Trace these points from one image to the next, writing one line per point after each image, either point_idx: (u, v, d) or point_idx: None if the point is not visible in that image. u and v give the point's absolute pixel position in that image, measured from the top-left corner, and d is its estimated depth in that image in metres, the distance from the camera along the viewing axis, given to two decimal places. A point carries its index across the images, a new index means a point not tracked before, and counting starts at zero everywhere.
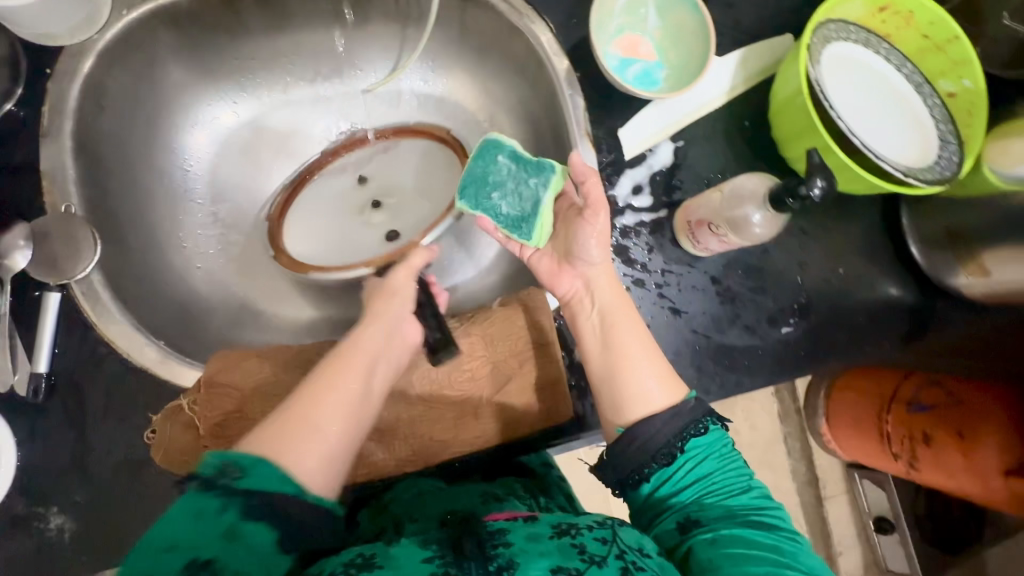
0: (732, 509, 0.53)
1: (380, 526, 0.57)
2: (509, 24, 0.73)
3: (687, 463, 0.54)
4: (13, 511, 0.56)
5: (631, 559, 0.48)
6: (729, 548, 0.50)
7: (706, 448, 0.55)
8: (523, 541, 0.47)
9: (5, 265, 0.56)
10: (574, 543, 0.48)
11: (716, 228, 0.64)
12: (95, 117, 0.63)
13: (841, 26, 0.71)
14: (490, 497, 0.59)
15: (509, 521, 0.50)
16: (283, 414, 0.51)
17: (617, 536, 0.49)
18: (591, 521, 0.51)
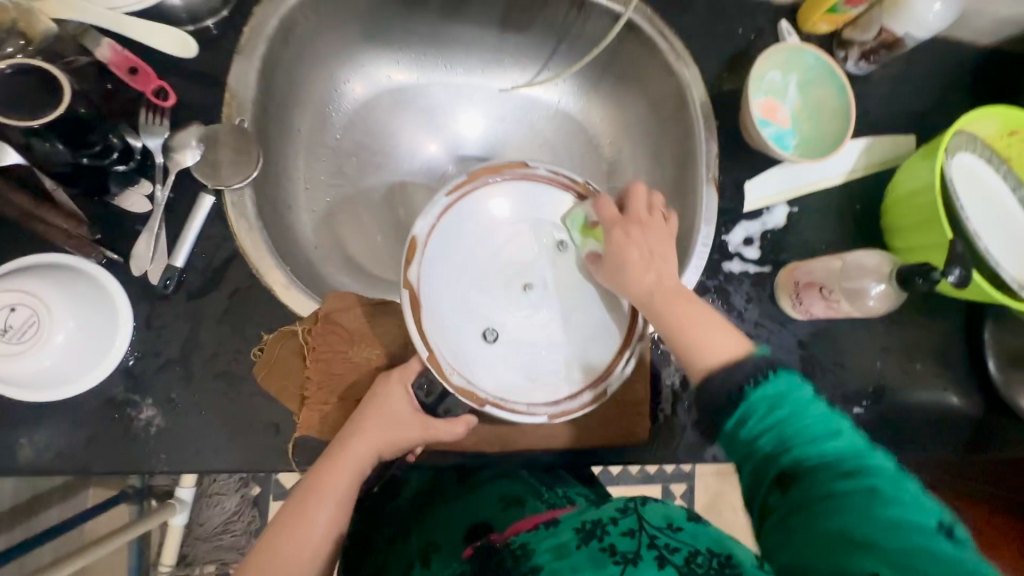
0: (843, 471, 0.42)
1: (409, 558, 0.63)
2: (665, 63, 0.78)
3: (757, 417, 0.46)
4: (109, 393, 0.56)
5: (664, 543, 0.50)
6: (821, 496, 0.42)
7: (786, 392, 0.46)
8: (552, 558, 0.51)
9: (173, 158, 0.59)
10: (603, 548, 0.50)
11: (831, 293, 0.68)
12: (281, 49, 0.67)
13: (971, 138, 0.74)
14: (508, 501, 0.64)
15: (531, 533, 0.56)
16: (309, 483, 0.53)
17: (641, 522, 0.52)
18: (614, 513, 0.55)
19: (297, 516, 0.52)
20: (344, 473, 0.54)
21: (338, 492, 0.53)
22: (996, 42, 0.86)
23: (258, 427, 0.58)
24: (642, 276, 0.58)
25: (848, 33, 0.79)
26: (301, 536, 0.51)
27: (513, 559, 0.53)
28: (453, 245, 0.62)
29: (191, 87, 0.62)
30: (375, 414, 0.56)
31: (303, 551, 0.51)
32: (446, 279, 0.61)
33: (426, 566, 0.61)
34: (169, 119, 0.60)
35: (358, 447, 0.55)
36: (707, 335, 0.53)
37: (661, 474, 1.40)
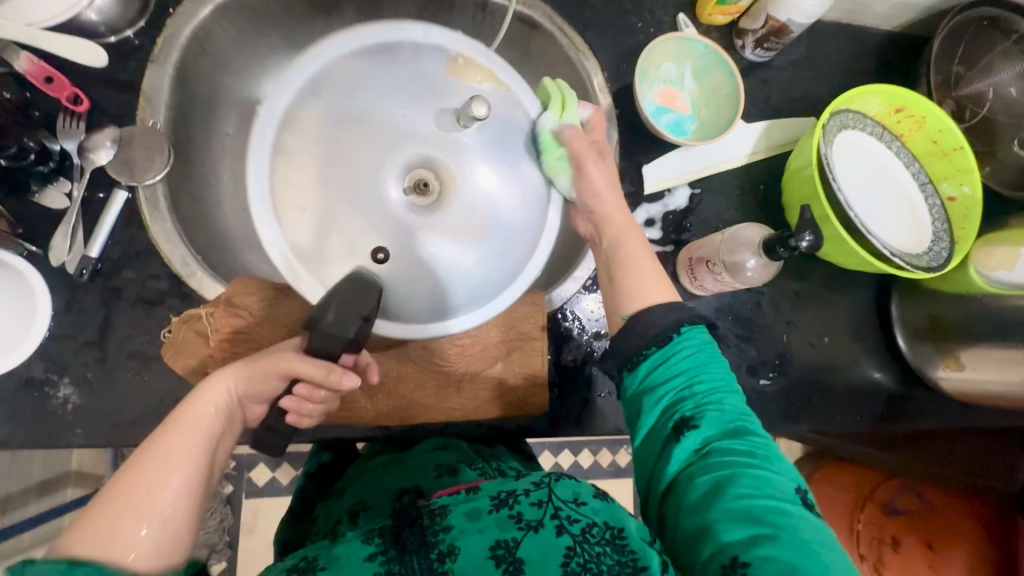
0: (732, 427, 0.53)
1: (340, 514, 0.66)
2: (567, 57, 0.82)
3: (673, 360, 0.55)
4: (29, 374, 0.61)
5: (565, 514, 0.55)
6: (698, 462, 0.52)
7: (692, 347, 0.56)
8: (463, 520, 0.56)
9: (89, 158, 0.64)
10: (511, 515, 0.55)
11: (714, 266, 0.70)
12: (197, 57, 0.73)
13: (858, 116, 0.77)
14: (442, 469, 0.67)
15: (453, 496, 0.59)
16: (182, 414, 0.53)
17: (552, 494, 0.57)
18: (528, 485, 0.58)
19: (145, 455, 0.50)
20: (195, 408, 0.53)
21: (191, 430, 0.52)
22: (895, 26, 0.90)
23: (169, 402, 0.63)
24: (611, 208, 0.67)
25: (743, 23, 0.83)
26: (145, 476, 0.48)
27: (429, 519, 0.57)
28: (352, 167, 0.72)
29: (109, 94, 0.68)
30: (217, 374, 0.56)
31: (143, 490, 0.48)
32: (322, 190, 0.69)
33: (352, 523, 0.63)
34: (87, 123, 0.66)
35: (223, 377, 0.56)
36: (632, 280, 0.62)
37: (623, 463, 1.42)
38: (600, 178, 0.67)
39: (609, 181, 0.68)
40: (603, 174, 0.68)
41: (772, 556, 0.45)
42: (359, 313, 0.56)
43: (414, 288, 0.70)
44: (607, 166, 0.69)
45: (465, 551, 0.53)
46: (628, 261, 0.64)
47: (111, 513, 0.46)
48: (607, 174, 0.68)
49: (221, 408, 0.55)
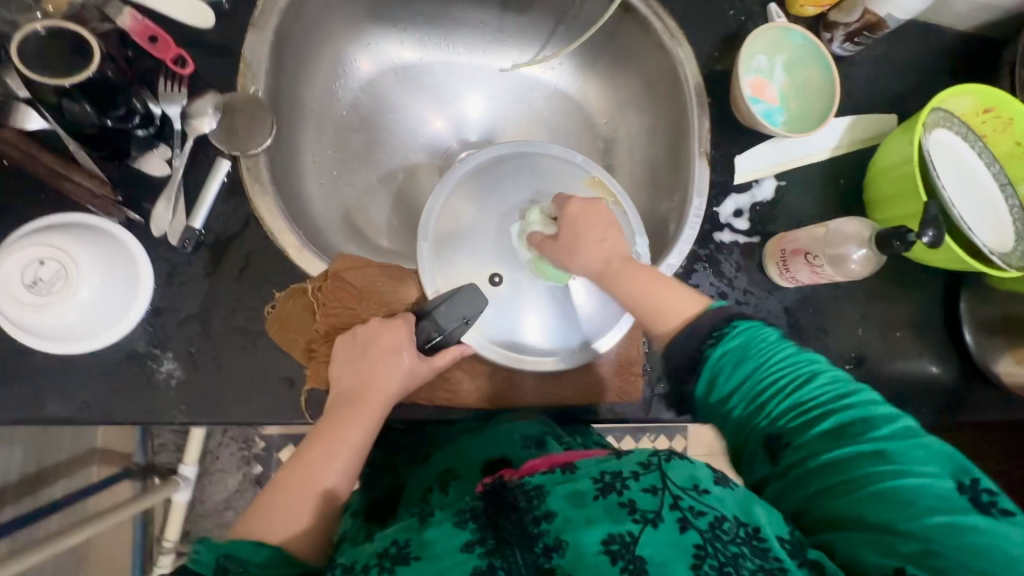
0: (842, 434, 0.49)
1: (431, 480, 0.61)
2: (659, 43, 0.81)
3: (729, 361, 0.54)
4: (131, 346, 0.59)
5: (687, 505, 0.48)
6: (813, 471, 0.49)
7: (742, 347, 0.54)
8: (567, 506, 0.49)
9: (192, 124, 0.62)
10: (621, 504, 0.49)
11: (814, 258, 0.72)
12: (292, 23, 0.70)
13: (947, 115, 0.78)
14: (529, 440, 0.62)
15: (547, 475, 0.54)
16: (350, 398, 0.57)
17: (665, 480, 0.50)
18: (636, 466, 0.52)
19: (311, 460, 0.53)
20: (359, 422, 0.56)
21: (351, 441, 0.55)
22: (973, 27, 0.90)
23: (274, 380, 0.61)
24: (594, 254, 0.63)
25: (834, 16, 0.83)
26: (315, 483, 0.53)
27: (527, 501, 0.51)
28: (494, 188, 0.72)
29: (207, 57, 0.65)
30: (373, 381, 0.58)
31: (314, 493, 0.52)
32: (467, 207, 0.70)
33: (443, 492, 0.58)
34: (187, 88, 0.63)
35: (381, 365, 0.58)
36: (662, 296, 0.59)
37: (653, 450, 1.41)
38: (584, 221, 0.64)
39: (598, 224, 0.63)
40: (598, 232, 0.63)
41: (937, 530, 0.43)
42: (461, 313, 0.63)
43: (518, 320, 0.69)
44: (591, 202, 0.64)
45: (574, 544, 0.47)
46: (641, 289, 0.60)
47: (284, 509, 0.51)
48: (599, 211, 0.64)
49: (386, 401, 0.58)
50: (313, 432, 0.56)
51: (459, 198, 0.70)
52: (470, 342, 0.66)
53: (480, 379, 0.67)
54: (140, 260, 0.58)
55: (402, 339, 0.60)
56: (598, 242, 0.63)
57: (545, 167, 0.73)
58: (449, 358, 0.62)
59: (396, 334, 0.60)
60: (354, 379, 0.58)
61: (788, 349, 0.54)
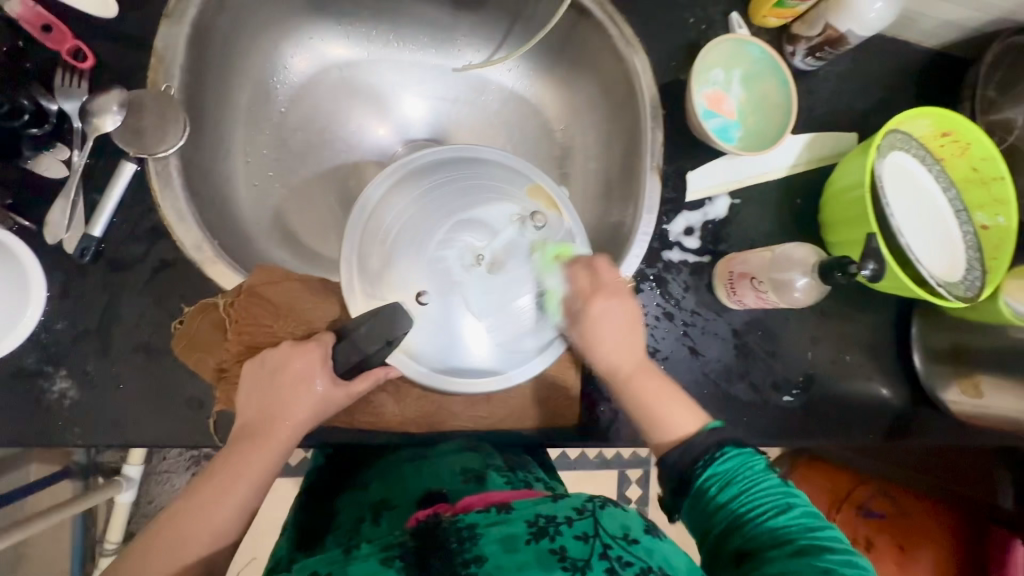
0: (792, 548, 0.49)
1: (363, 510, 0.62)
2: (615, 50, 0.78)
3: (715, 485, 0.54)
4: (21, 363, 0.55)
5: (616, 555, 0.48)
6: (780, 563, 0.49)
7: (738, 471, 0.54)
8: (497, 550, 0.48)
9: (93, 123, 0.57)
10: (553, 550, 0.48)
11: (760, 283, 0.70)
12: (213, 14, 0.65)
13: (904, 138, 0.76)
14: (469, 475, 0.62)
15: (482, 514, 0.52)
16: (255, 428, 0.54)
17: (597, 526, 0.50)
18: (570, 511, 0.51)
19: (210, 492, 0.51)
20: (265, 453, 0.53)
21: (252, 474, 0.52)
22: (941, 44, 0.88)
23: (179, 401, 0.58)
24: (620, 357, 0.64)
25: (797, 28, 0.80)
26: (208, 521, 0.50)
27: (457, 542, 0.49)
28: (432, 196, 0.65)
29: (115, 49, 0.60)
30: (281, 412, 0.55)
31: (209, 529, 0.50)
32: (395, 213, 0.64)
33: (374, 522, 0.59)
34: (90, 83, 0.58)
35: (291, 395, 0.55)
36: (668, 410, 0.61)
37: (615, 459, 1.39)
38: (610, 317, 0.65)
39: (623, 326, 0.65)
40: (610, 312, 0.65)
41: None
42: (384, 335, 0.56)
43: (448, 343, 0.62)
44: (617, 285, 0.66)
45: None
46: (652, 398, 0.62)
47: (173, 547, 0.49)
48: (623, 315, 0.65)
49: (295, 430, 0.55)
50: (213, 463, 0.53)
51: (391, 203, 0.64)
52: (392, 364, 0.60)
53: (406, 402, 0.64)
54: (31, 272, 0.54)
55: (314, 364, 0.56)
56: (619, 342, 0.64)
57: (489, 174, 0.66)
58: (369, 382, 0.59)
59: (307, 359, 0.56)
60: (260, 407, 0.55)
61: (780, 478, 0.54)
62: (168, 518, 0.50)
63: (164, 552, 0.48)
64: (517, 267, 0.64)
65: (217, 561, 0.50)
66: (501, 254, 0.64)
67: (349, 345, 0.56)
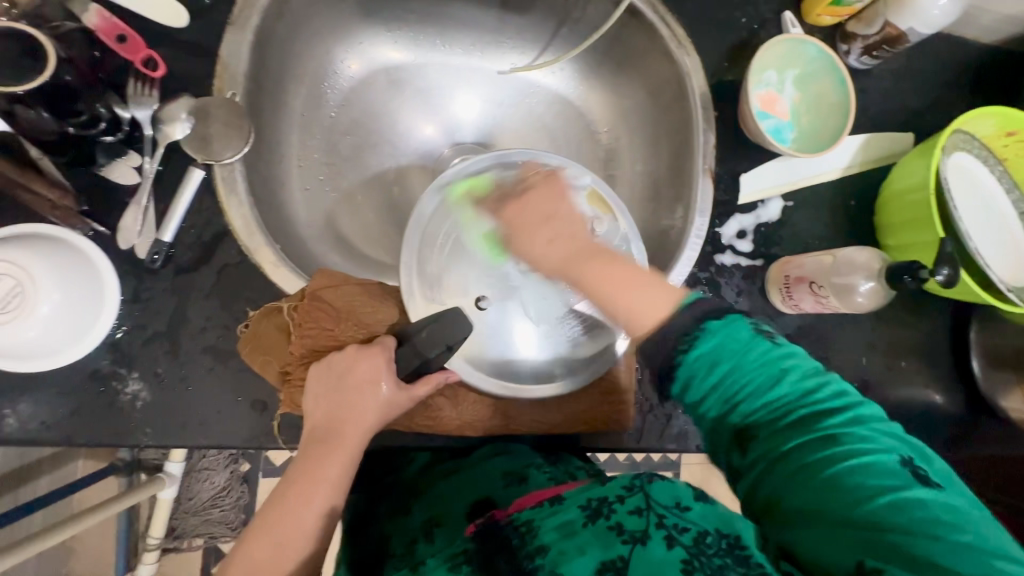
0: (807, 425, 0.45)
1: (413, 533, 0.60)
2: (666, 50, 0.77)
3: (703, 364, 0.48)
4: (95, 366, 0.56)
5: (672, 523, 0.46)
6: (807, 466, 0.43)
7: (723, 337, 0.48)
8: (557, 535, 0.47)
9: (163, 130, 0.58)
10: (611, 527, 0.47)
11: (819, 288, 0.69)
12: (274, 22, 0.66)
13: (967, 137, 0.73)
14: (511, 478, 0.61)
15: (535, 508, 0.52)
16: (329, 434, 0.55)
17: (649, 501, 0.48)
18: (620, 490, 0.50)
19: (294, 498, 0.52)
20: (339, 456, 0.54)
21: (331, 478, 0.53)
22: (1000, 41, 0.86)
23: (245, 403, 0.59)
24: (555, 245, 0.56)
25: (852, 27, 0.78)
26: (298, 523, 0.51)
27: (516, 537, 0.49)
28: None
29: (183, 57, 0.61)
30: (353, 415, 0.55)
31: (300, 535, 0.51)
32: (450, 222, 0.64)
33: (429, 542, 0.57)
34: (159, 91, 0.60)
35: (361, 401, 0.55)
36: (637, 296, 0.51)
37: (648, 461, 1.38)
38: (525, 218, 0.58)
39: (547, 204, 0.58)
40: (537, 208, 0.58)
41: (910, 521, 0.39)
42: (445, 340, 0.58)
43: (505, 348, 0.64)
44: (543, 179, 0.61)
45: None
46: (613, 286, 0.52)
47: (264, 553, 0.50)
48: (619, 269, 0.52)
49: (367, 435, 0.56)
50: (290, 470, 0.54)
51: (447, 210, 0.64)
52: (452, 368, 0.60)
53: (462, 405, 0.64)
54: (106, 276, 0.55)
55: (380, 368, 0.56)
56: (547, 243, 0.56)
57: (543, 178, 0.66)
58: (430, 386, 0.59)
59: (373, 363, 0.56)
60: (330, 410, 0.56)
61: (771, 341, 0.48)
62: (257, 527, 0.51)
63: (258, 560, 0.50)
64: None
65: (307, 565, 0.52)
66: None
67: (411, 349, 0.58)
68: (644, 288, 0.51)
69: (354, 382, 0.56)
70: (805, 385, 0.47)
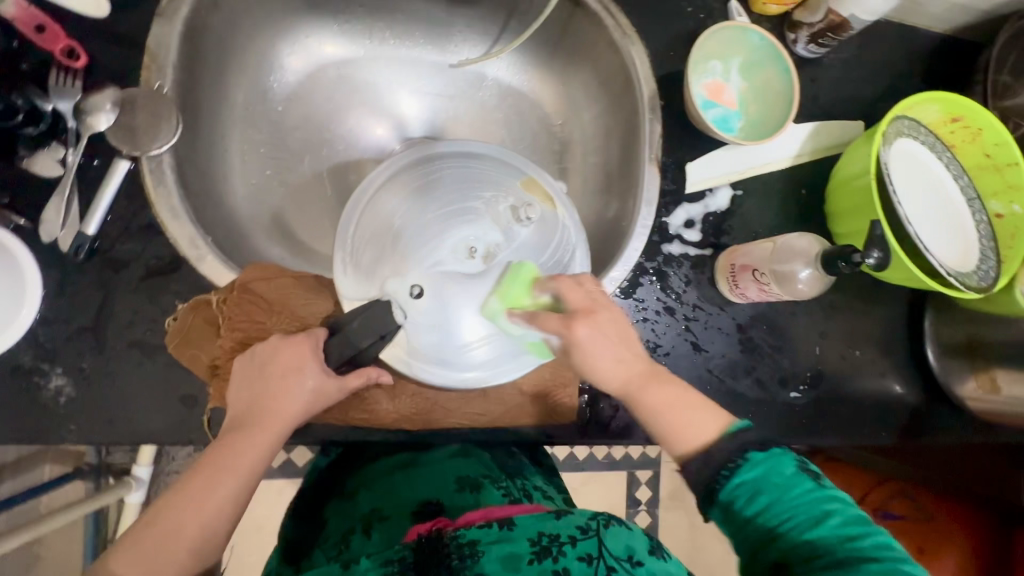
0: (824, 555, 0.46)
1: (355, 521, 0.60)
2: (612, 40, 0.76)
3: (746, 493, 0.49)
4: (17, 361, 0.55)
5: (617, 575, 0.48)
6: None
7: (770, 470, 0.50)
8: (500, 567, 0.48)
9: (87, 121, 0.57)
10: (557, 569, 0.48)
11: (761, 275, 0.68)
12: (208, 13, 0.65)
13: (913, 124, 0.73)
14: (465, 484, 0.62)
15: (483, 529, 0.51)
16: (246, 424, 0.54)
17: (602, 547, 0.50)
18: (574, 530, 0.51)
19: (198, 486, 0.50)
20: (255, 446, 0.53)
21: (243, 466, 0.52)
22: (953, 29, 0.85)
23: (175, 397, 0.58)
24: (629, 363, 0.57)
25: (799, 15, 0.78)
26: (208, 503, 0.50)
27: (459, 559, 0.49)
28: (424, 190, 0.65)
29: (109, 48, 0.60)
30: (277, 404, 0.54)
31: (198, 523, 0.49)
32: (392, 206, 0.64)
33: (365, 535, 0.57)
34: (84, 83, 0.59)
35: (283, 392, 0.55)
36: (687, 415, 0.55)
37: (624, 459, 1.37)
38: (599, 341, 0.56)
39: (615, 342, 0.57)
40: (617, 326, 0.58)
41: None
42: (377, 329, 0.55)
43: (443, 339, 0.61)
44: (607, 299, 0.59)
45: None
46: (685, 405, 0.55)
47: (160, 541, 0.48)
48: (612, 327, 0.57)
49: (290, 427, 0.55)
50: (200, 457, 0.52)
51: (384, 199, 0.64)
52: (384, 361, 0.60)
53: (400, 395, 0.64)
54: (27, 269, 0.55)
55: (306, 356, 0.55)
56: (615, 363, 0.57)
57: (481, 168, 0.66)
58: (363, 378, 0.59)
59: (298, 353, 0.55)
60: (253, 401, 0.55)
61: (819, 483, 0.49)
62: (157, 511, 0.50)
63: (150, 544, 0.48)
64: (511, 259, 0.63)
65: (206, 554, 0.50)
66: (495, 248, 0.63)
67: (342, 340, 0.56)
68: (694, 410, 0.55)
69: (276, 371, 0.55)
70: (850, 527, 0.47)
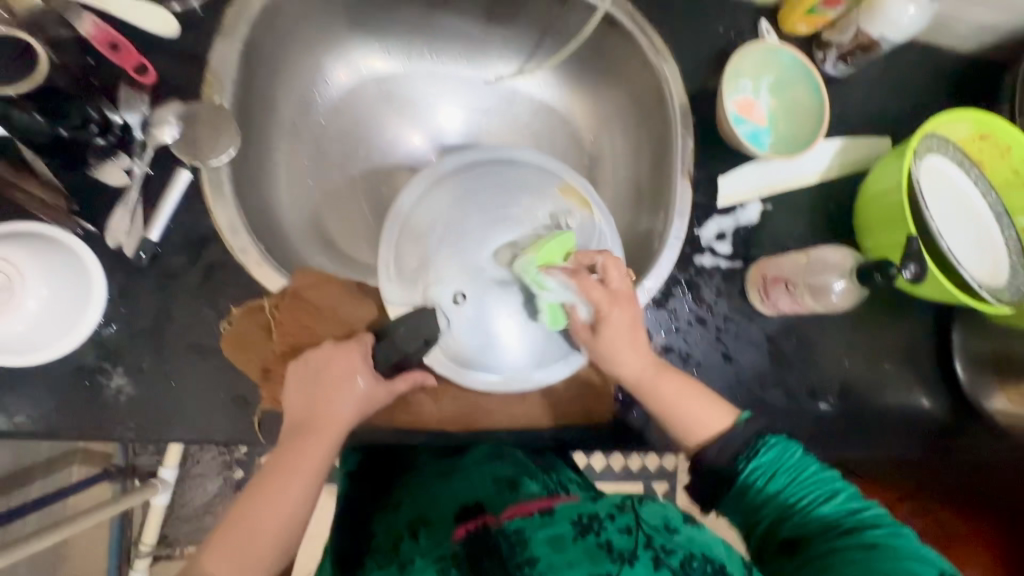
0: (832, 532, 0.50)
1: (399, 530, 0.60)
2: (645, 59, 0.79)
3: (761, 474, 0.55)
4: (81, 361, 0.58)
5: (660, 544, 0.49)
6: None
7: (777, 455, 0.55)
8: (548, 550, 0.49)
9: (153, 134, 0.61)
10: (601, 545, 0.49)
11: (795, 288, 0.70)
12: (264, 32, 0.69)
13: (942, 141, 0.75)
14: (503, 485, 0.60)
15: (527, 519, 0.53)
16: (306, 428, 0.56)
17: (639, 520, 0.51)
18: (610, 508, 0.53)
19: (269, 490, 0.53)
20: (315, 448, 0.55)
21: (307, 469, 0.54)
22: (977, 49, 0.87)
23: (228, 398, 0.60)
24: (627, 367, 0.62)
25: (827, 35, 0.80)
26: (276, 504, 0.53)
27: (509, 547, 0.51)
28: (465, 196, 0.66)
29: (173, 65, 0.64)
30: (331, 407, 0.56)
31: (272, 525, 0.52)
32: (434, 213, 0.65)
33: (414, 540, 0.57)
34: (149, 97, 0.62)
35: (336, 396, 0.57)
36: (696, 411, 0.60)
37: (643, 471, 1.37)
38: (616, 344, 0.61)
39: (631, 340, 0.61)
40: (626, 326, 0.60)
41: None
42: (424, 334, 0.58)
43: (484, 345, 0.64)
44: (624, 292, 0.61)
45: None
46: (675, 401, 0.61)
47: (238, 542, 0.51)
48: (628, 327, 0.60)
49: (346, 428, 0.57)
50: (267, 464, 0.55)
51: (426, 206, 0.65)
52: (427, 365, 0.63)
53: (442, 399, 0.66)
54: (94, 276, 0.57)
55: (357, 362, 0.58)
56: (632, 360, 0.61)
57: (521, 176, 0.68)
58: (410, 382, 0.61)
59: (350, 358, 0.58)
60: (307, 403, 0.57)
61: (819, 461, 0.55)
62: (233, 519, 0.52)
63: (234, 548, 0.51)
64: None
65: (281, 552, 0.53)
66: None
67: (391, 344, 0.58)
68: (701, 404, 0.61)
69: (331, 375, 0.57)
70: (852, 505, 0.52)
